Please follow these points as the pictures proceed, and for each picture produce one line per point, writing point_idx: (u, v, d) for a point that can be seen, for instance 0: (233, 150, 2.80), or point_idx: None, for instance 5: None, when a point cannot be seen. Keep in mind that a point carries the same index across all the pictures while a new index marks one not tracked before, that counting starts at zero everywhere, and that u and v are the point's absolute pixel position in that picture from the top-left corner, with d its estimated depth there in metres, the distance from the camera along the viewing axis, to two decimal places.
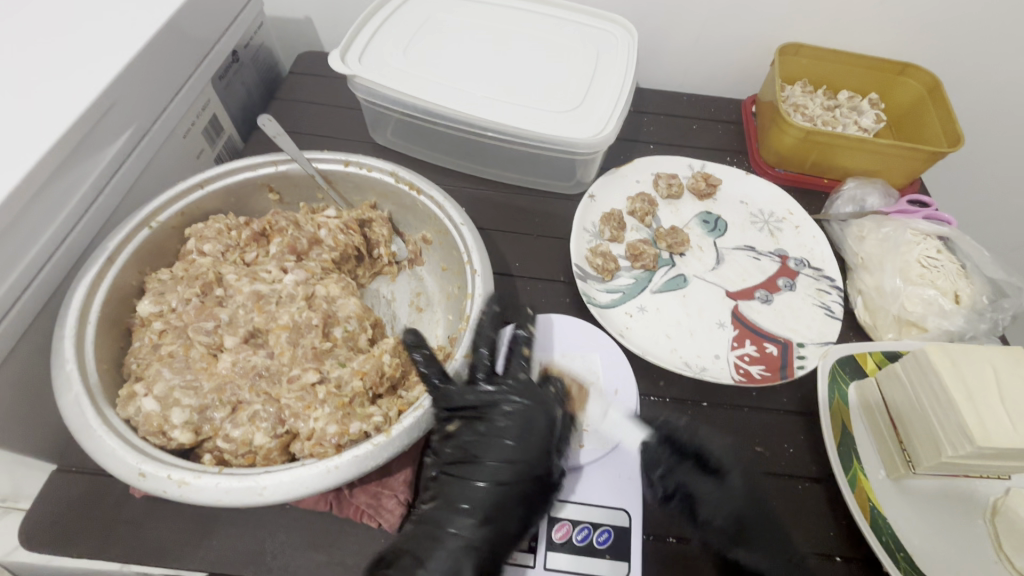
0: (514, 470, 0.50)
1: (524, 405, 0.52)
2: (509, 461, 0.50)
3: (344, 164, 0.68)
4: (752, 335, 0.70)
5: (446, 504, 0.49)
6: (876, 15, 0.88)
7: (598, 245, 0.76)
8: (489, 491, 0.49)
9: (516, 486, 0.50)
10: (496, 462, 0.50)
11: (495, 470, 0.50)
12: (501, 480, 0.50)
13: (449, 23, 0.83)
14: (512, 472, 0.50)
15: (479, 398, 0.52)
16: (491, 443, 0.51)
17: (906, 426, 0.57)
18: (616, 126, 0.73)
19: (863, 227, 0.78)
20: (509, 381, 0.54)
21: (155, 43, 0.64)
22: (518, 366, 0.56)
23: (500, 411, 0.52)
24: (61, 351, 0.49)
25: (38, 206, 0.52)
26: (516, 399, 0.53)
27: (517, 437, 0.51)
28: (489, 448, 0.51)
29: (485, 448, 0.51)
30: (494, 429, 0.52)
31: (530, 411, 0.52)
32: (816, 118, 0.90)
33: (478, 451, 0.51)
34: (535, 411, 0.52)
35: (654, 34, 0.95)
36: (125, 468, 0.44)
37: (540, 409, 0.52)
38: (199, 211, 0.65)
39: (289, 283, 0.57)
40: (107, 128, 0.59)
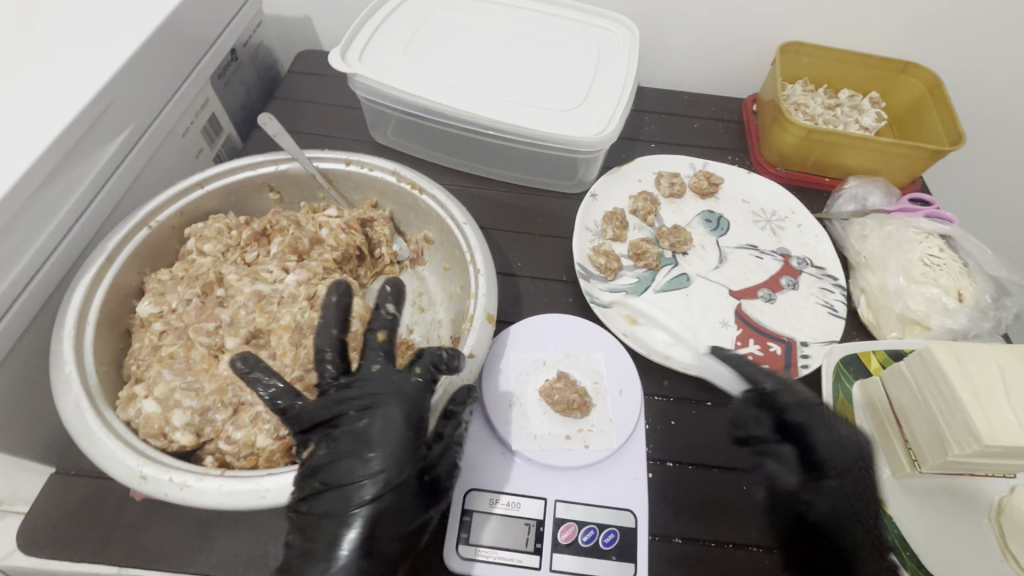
0: (381, 481, 0.44)
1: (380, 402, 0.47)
2: (383, 459, 0.44)
3: (345, 163, 0.68)
4: (756, 334, 0.69)
5: (334, 511, 0.44)
6: (877, 14, 0.88)
7: (600, 244, 0.75)
8: (376, 495, 0.44)
9: (390, 498, 0.44)
10: (377, 463, 0.45)
11: (379, 469, 0.45)
12: (389, 480, 0.44)
13: (450, 21, 0.83)
14: (394, 468, 0.45)
15: (340, 399, 0.47)
16: (346, 443, 0.45)
17: (911, 425, 0.57)
18: (618, 125, 0.73)
19: (865, 226, 0.78)
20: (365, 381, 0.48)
21: (154, 41, 0.63)
22: (373, 357, 0.49)
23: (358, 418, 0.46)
24: (59, 353, 0.48)
25: (35, 206, 0.52)
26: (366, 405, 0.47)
27: (378, 439, 0.45)
28: (349, 446, 0.45)
29: (355, 449, 0.45)
30: (349, 442, 0.45)
31: (381, 415, 0.46)
32: (817, 117, 0.90)
33: (360, 449, 0.45)
34: (397, 405, 0.47)
35: (655, 32, 0.95)
36: (126, 471, 0.43)
37: (395, 401, 0.47)
38: (198, 211, 0.64)
39: (291, 283, 0.56)
40: (105, 127, 0.59)
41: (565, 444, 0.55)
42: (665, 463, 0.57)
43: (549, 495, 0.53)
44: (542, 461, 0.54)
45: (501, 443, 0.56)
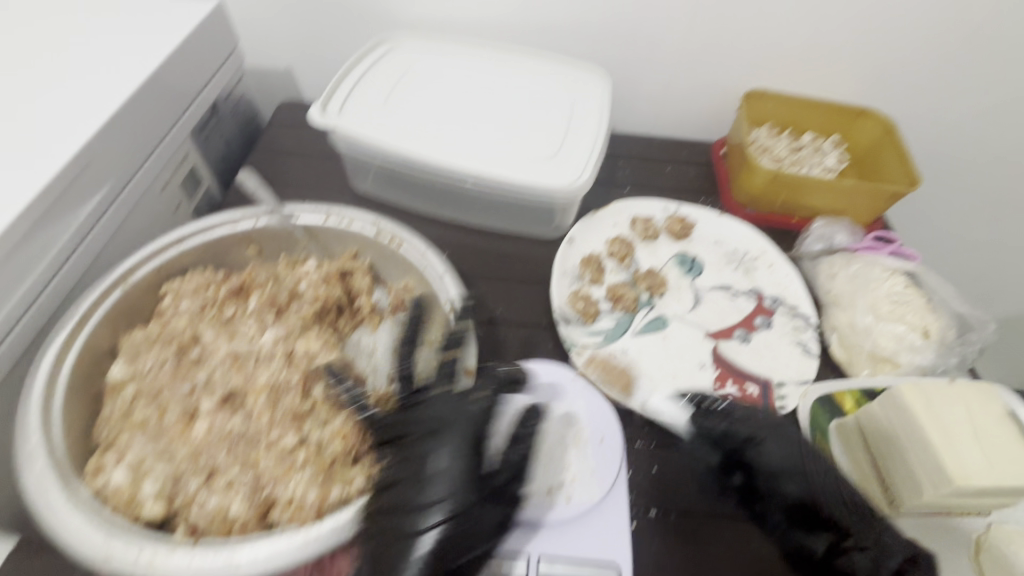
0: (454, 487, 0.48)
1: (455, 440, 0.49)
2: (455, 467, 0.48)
3: (324, 216, 0.69)
4: (733, 376, 0.71)
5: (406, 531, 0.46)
6: (832, 64, 0.94)
7: (579, 289, 0.77)
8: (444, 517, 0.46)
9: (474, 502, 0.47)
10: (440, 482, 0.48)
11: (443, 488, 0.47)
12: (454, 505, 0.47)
13: (428, 75, 0.86)
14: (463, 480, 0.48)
15: (428, 418, 0.51)
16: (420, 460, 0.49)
17: (888, 465, 0.57)
18: (591, 173, 0.75)
19: (833, 265, 0.81)
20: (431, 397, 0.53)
21: (133, 103, 0.65)
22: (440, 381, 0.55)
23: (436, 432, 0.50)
24: (26, 421, 0.47)
25: (6, 272, 0.52)
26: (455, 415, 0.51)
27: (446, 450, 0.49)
28: (404, 469, 0.49)
29: (419, 463, 0.49)
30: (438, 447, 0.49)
31: (469, 422, 0.51)
32: (782, 160, 0.94)
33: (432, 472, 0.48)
34: (464, 430, 0.50)
35: (625, 82, 0.99)
36: (92, 546, 0.42)
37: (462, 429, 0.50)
38: (176, 267, 0.64)
39: (268, 342, 0.57)
40: (82, 188, 0.59)
41: (549, 496, 0.55)
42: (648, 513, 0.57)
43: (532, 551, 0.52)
44: (525, 517, 0.53)
45: None
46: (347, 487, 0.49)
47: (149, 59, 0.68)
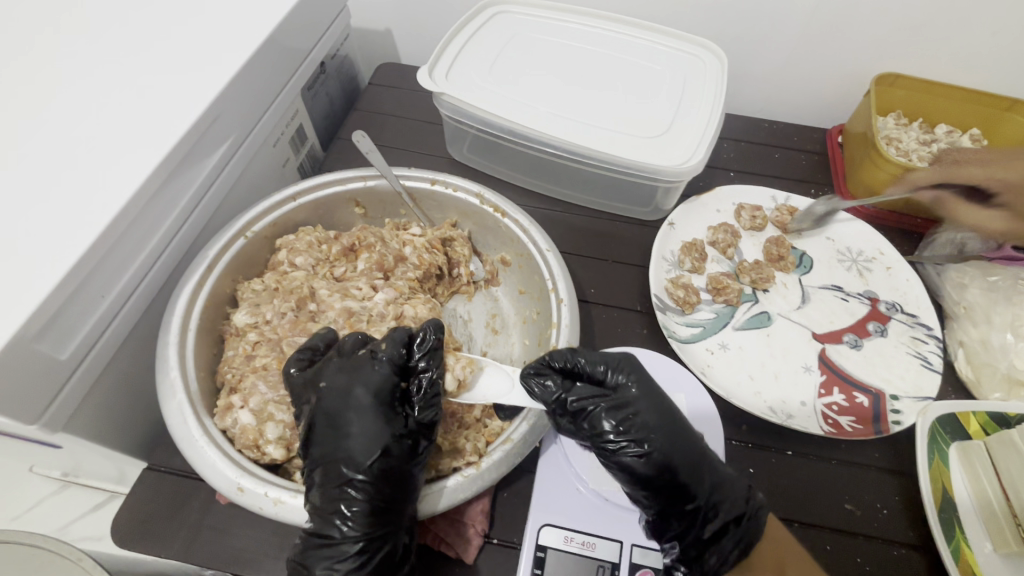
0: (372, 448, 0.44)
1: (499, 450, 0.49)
2: (359, 437, 0.45)
3: (431, 182, 0.68)
4: (841, 383, 0.66)
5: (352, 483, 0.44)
6: (987, 47, 0.83)
7: (677, 276, 0.73)
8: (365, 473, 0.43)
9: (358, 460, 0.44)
10: (356, 440, 0.45)
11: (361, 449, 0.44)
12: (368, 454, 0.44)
13: (535, 42, 0.83)
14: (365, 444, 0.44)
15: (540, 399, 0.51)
16: (344, 400, 0.46)
17: (1021, 500, 0.52)
18: (704, 156, 0.71)
19: (964, 274, 0.73)
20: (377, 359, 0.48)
21: (258, 55, 0.65)
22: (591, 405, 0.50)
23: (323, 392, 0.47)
24: (166, 358, 0.50)
25: (147, 214, 0.54)
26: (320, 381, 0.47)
27: (354, 419, 0.45)
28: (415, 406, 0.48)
29: (341, 424, 0.45)
30: (335, 403, 0.46)
31: (347, 391, 0.46)
32: (911, 153, 0.85)
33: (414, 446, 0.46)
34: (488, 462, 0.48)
35: (739, 58, 0.92)
36: (225, 481, 0.45)
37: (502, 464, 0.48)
38: (289, 222, 0.66)
39: (379, 302, 0.58)
40: (211, 138, 0.61)
41: None
42: None
43: (626, 539, 0.51)
44: (620, 502, 0.53)
45: (577, 479, 0.55)
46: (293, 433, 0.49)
47: (273, 12, 0.68)
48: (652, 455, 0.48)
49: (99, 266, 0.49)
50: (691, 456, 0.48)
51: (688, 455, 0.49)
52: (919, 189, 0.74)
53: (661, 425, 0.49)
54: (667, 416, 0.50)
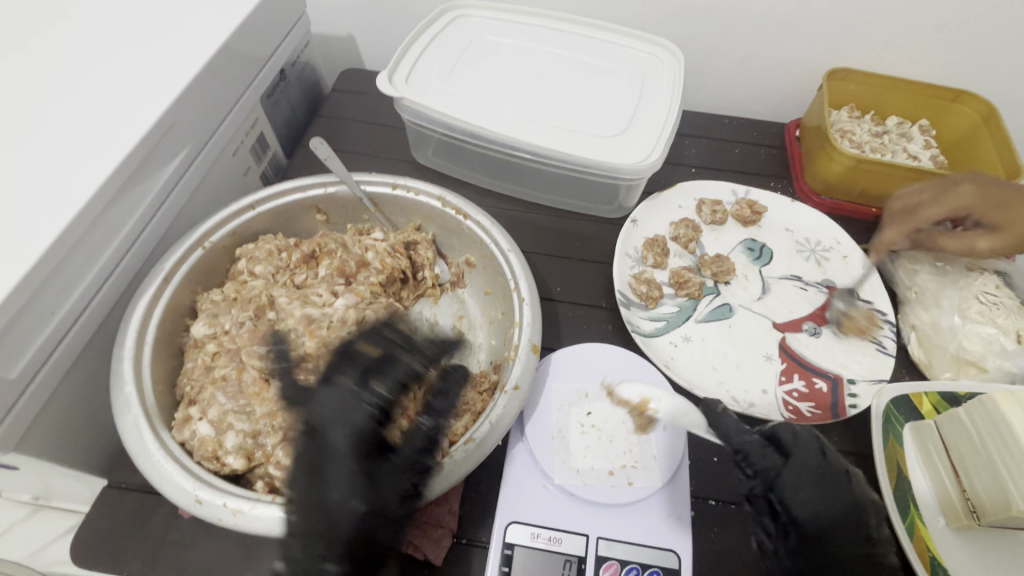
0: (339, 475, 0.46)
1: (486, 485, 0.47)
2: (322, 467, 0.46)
3: (392, 186, 0.69)
4: (800, 370, 0.68)
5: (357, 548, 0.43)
6: (930, 40, 0.86)
7: (641, 272, 0.75)
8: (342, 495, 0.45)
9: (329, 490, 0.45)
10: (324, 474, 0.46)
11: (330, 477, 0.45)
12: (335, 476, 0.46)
13: (495, 45, 0.83)
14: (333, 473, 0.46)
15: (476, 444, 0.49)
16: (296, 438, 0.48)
17: (969, 475, 0.54)
18: (663, 153, 0.72)
19: (915, 260, 0.75)
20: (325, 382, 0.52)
21: (212, 64, 0.64)
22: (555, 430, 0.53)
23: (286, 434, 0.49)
24: (120, 372, 0.49)
25: (97, 229, 0.53)
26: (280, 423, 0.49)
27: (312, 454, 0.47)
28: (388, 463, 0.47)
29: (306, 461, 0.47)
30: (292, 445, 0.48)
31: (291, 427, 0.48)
32: (864, 145, 0.87)
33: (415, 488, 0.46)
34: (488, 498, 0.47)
35: (697, 56, 0.94)
36: (182, 494, 0.44)
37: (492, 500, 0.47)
38: (249, 232, 0.65)
39: (340, 307, 0.58)
40: (165, 149, 0.60)
41: (609, 480, 0.55)
42: (706, 502, 0.57)
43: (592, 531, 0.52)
44: (584, 497, 0.54)
45: (543, 475, 0.56)
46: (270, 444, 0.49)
47: (227, 21, 0.67)
48: (801, 519, 0.48)
49: (47, 283, 0.49)
50: (842, 525, 0.48)
51: (854, 521, 0.48)
52: (894, 245, 0.75)
53: (816, 494, 0.49)
54: (823, 483, 0.49)
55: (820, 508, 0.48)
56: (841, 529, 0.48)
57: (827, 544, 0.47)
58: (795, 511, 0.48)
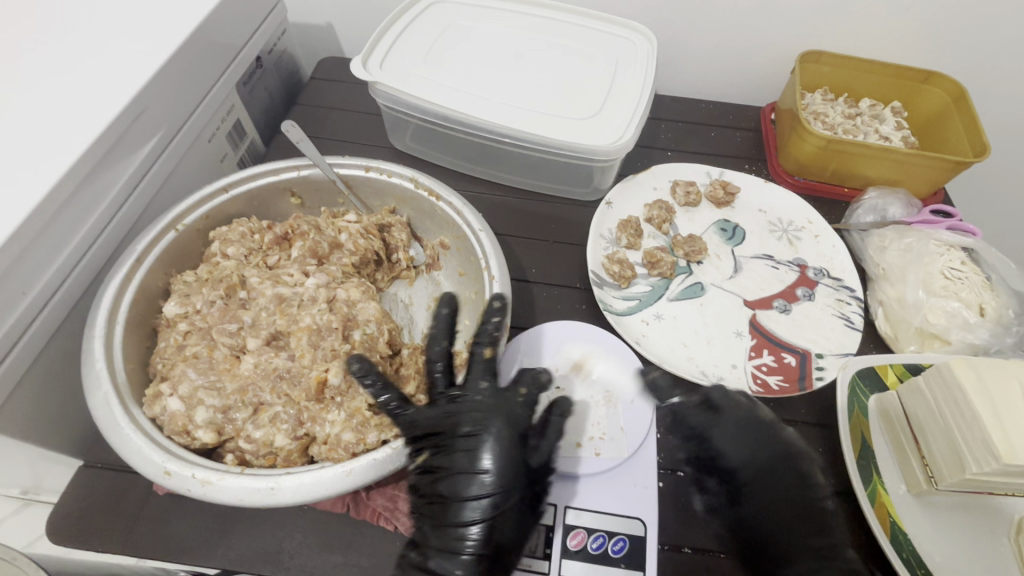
0: (492, 497, 0.49)
1: (484, 424, 0.52)
2: (489, 486, 0.50)
3: (365, 169, 0.69)
4: (770, 345, 0.69)
5: (444, 527, 0.49)
6: (900, 23, 0.87)
7: (614, 252, 0.76)
8: (484, 512, 0.49)
9: (498, 513, 0.49)
10: (478, 493, 0.50)
11: (485, 489, 0.50)
12: (488, 498, 0.49)
13: (470, 30, 0.84)
14: (500, 484, 0.50)
15: (435, 423, 0.51)
16: (455, 467, 0.51)
17: (928, 441, 0.55)
18: (634, 134, 0.73)
19: (884, 238, 0.76)
20: (371, 381, 0.51)
21: (184, 50, 0.65)
22: (479, 378, 0.55)
23: (444, 463, 0.51)
24: (91, 351, 0.50)
25: (67, 212, 0.54)
26: (443, 461, 0.51)
27: (483, 464, 0.51)
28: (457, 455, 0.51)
29: (471, 468, 0.51)
30: (464, 464, 0.51)
31: (467, 458, 0.51)
32: (837, 126, 0.88)
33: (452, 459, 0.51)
34: (500, 414, 0.53)
35: (672, 41, 0.95)
36: (151, 466, 0.45)
37: (504, 420, 0.52)
38: (222, 215, 0.66)
39: (310, 286, 0.59)
40: (137, 134, 0.61)
41: (577, 450, 0.58)
42: (676, 474, 0.58)
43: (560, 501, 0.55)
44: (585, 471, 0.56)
45: None
46: (268, 431, 0.49)
47: (198, 7, 0.67)
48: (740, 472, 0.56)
49: (14, 266, 0.49)
50: (774, 480, 0.55)
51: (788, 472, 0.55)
52: None
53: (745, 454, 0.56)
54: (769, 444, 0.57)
55: (756, 451, 0.56)
56: (775, 475, 0.55)
57: (763, 485, 0.55)
58: (725, 453, 0.56)
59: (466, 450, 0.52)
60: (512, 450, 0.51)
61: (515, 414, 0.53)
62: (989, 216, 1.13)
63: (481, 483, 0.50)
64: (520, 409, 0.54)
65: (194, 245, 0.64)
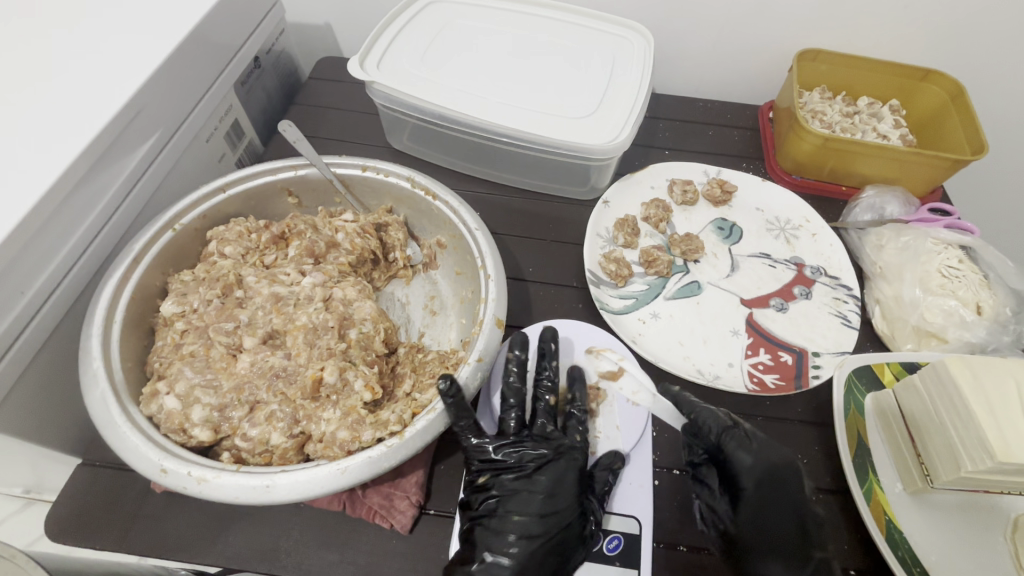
0: (543, 520, 0.52)
1: (557, 454, 0.55)
2: (541, 509, 0.52)
3: (362, 168, 0.70)
4: (766, 344, 0.69)
5: (491, 538, 0.51)
6: (898, 20, 0.87)
7: (611, 251, 0.76)
8: (534, 531, 0.51)
9: (548, 536, 0.51)
10: (533, 514, 0.52)
11: (540, 512, 0.52)
12: (540, 519, 0.52)
13: (466, 30, 0.84)
14: (556, 511, 0.52)
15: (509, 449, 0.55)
16: (516, 489, 0.53)
17: (923, 440, 0.55)
18: (631, 133, 0.73)
19: (882, 236, 0.76)
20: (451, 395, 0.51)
21: (181, 51, 0.65)
22: (546, 418, 0.59)
23: (506, 479, 0.54)
24: (88, 349, 0.50)
25: (65, 212, 0.54)
26: (506, 478, 0.54)
27: (543, 487, 0.53)
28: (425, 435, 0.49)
29: (530, 489, 0.53)
30: (525, 484, 0.54)
31: (530, 481, 0.54)
32: (835, 125, 0.88)
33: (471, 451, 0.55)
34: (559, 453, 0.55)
35: (669, 39, 0.95)
36: (148, 464, 0.45)
37: (572, 464, 0.55)
38: (219, 214, 0.66)
39: (307, 285, 0.59)
40: (134, 134, 0.61)
41: None
42: (672, 472, 0.58)
43: None
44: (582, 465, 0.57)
45: None
46: (264, 429, 0.50)
47: (195, 8, 0.68)
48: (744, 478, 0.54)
49: (12, 266, 0.49)
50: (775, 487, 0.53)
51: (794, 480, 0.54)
52: None
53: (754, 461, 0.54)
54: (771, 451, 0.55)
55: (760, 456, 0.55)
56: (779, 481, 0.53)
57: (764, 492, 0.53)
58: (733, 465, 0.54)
59: (526, 482, 0.54)
60: (574, 486, 0.54)
61: (577, 459, 0.55)
62: (988, 215, 1.12)
63: (533, 513, 0.52)
64: (581, 449, 0.57)
65: (193, 244, 0.64)
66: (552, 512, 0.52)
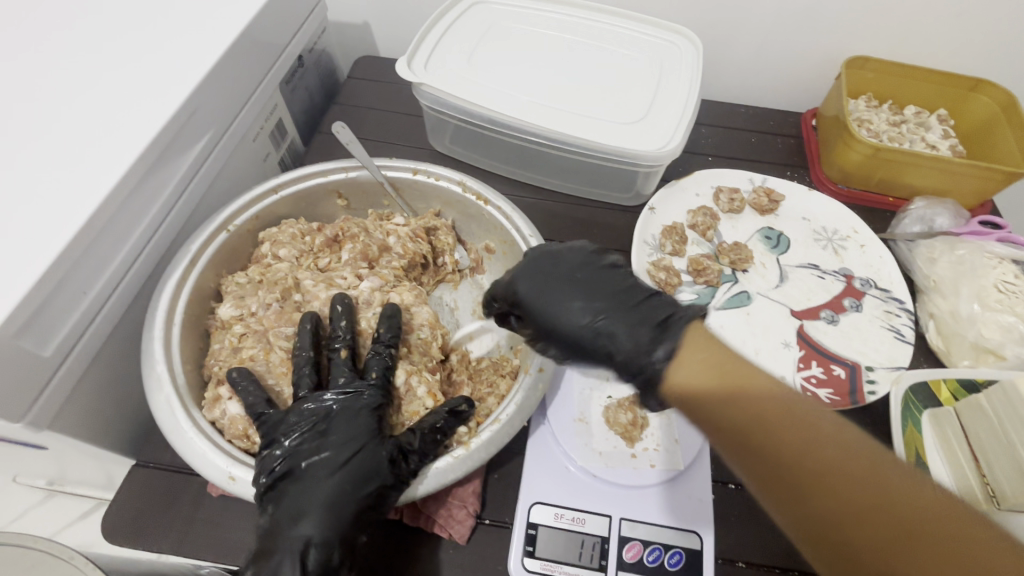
0: (341, 479, 0.46)
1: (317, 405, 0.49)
2: (333, 464, 0.46)
3: (413, 172, 0.69)
4: (819, 357, 0.68)
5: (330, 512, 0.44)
6: (952, 28, 0.85)
7: (659, 259, 0.75)
8: (332, 492, 0.45)
9: (343, 499, 0.45)
10: (328, 473, 0.46)
11: (332, 468, 0.46)
12: (330, 476, 0.46)
13: (513, 32, 0.83)
14: (342, 467, 0.46)
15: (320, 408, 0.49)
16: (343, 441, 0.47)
17: (990, 462, 0.54)
18: (682, 139, 0.72)
19: (933, 249, 0.75)
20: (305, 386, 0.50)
21: (234, 50, 0.64)
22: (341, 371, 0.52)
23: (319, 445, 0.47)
24: (151, 351, 0.50)
25: (125, 212, 0.54)
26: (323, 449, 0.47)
27: (334, 435, 0.47)
28: (345, 423, 0.48)
29: (341, 450, 0.47)
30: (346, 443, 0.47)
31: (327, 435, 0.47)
32: (882, 134, 0.86)
33: (289, 420, 0.48)
34: (350, 410, 0.49)
35: (713, 45, 0.94)
36: (216, 470, 0.46)
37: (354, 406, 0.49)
38: (272, 215, 0.66)
39: (365, 289, 0.59)
40: (189, 134, 0.61)
41: (632, 462, 0.57)
42: (727, 486, 0.57)
43: (614, 513, 0.54)
44: (606, 478, 0.56)
45: (566, 457, 0.58)
46: None
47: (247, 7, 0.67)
48: None
49: (76, 267, 0.49)
50: None
51: None
52: None
53: None
54: None
55: None
56: None
57: None
58: None
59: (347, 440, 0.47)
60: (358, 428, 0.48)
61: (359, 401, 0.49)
62: None
63: (328, 473, 0.46)
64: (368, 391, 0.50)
65: (243, 247, 0.64)
66: (341, 466, 0.46)
